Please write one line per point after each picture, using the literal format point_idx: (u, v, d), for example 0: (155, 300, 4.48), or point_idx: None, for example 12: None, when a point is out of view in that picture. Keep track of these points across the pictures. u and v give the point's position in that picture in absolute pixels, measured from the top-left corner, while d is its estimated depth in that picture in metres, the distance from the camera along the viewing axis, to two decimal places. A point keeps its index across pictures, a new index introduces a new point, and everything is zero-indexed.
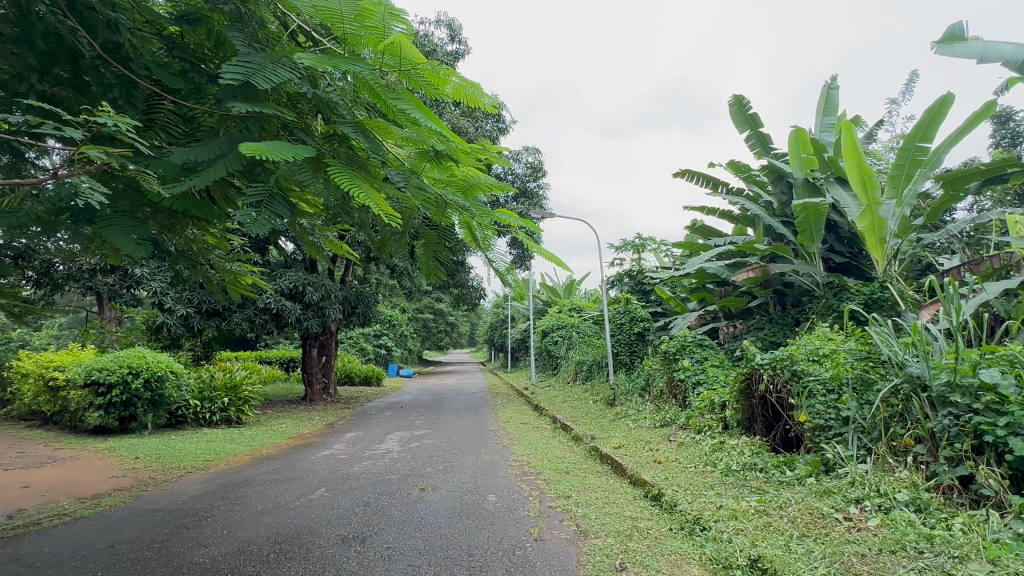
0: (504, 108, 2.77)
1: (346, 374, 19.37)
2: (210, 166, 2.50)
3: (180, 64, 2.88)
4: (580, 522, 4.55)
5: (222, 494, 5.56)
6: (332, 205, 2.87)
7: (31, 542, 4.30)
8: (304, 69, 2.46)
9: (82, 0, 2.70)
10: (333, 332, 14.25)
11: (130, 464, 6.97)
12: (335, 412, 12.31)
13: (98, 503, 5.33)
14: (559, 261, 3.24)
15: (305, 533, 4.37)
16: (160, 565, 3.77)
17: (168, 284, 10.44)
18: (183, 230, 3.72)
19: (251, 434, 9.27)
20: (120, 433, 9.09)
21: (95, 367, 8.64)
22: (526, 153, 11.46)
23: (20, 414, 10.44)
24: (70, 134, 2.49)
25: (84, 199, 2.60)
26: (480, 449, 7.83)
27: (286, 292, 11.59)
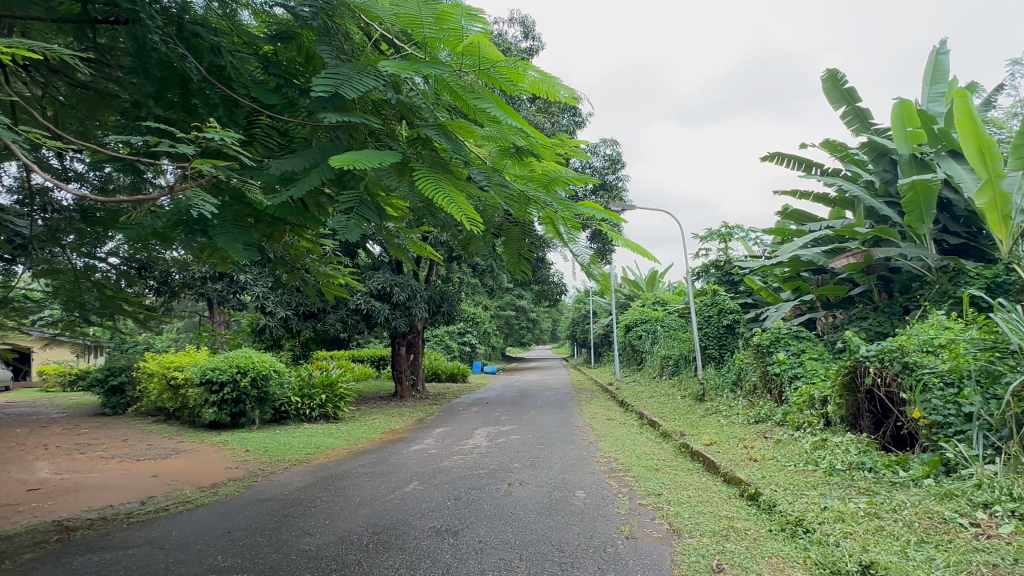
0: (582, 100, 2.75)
1: (433, 371, 19.98)
2: (306, 175, 2.64)
3: (276, 81, 3.09)
4: (672, 520, 4.43)
5: (323, 486, 5.88)
6: (420, 208, 2.94)
7: (162, 526, 4.74)
8: (387, 76, 2.55)
9: (189, 28, 2.99)
10: (420, 331, 14.71)
11: (242, 456, 7.53)
12: (424, 408, 12.69)
13: (216, 492, 5.80)
14: (645, 251, 3.20)
15: (401, 524, 4.54)
16: (271, 550, 4.05)
17: (269, 288, 11.21)
18: (282, 237, 3.95)
19: (347, 429, 9.73)
20: (232, 427, 9.83)
21: (209, 367, 9.41)
22: (604, 145, 11.29)
23: (148, 410, 11.54)
24: (182, 150, 2.69)
25: (197, 210, 2.83)
26: (566, 444, 7.82)
27: (376, 293, 12.09)
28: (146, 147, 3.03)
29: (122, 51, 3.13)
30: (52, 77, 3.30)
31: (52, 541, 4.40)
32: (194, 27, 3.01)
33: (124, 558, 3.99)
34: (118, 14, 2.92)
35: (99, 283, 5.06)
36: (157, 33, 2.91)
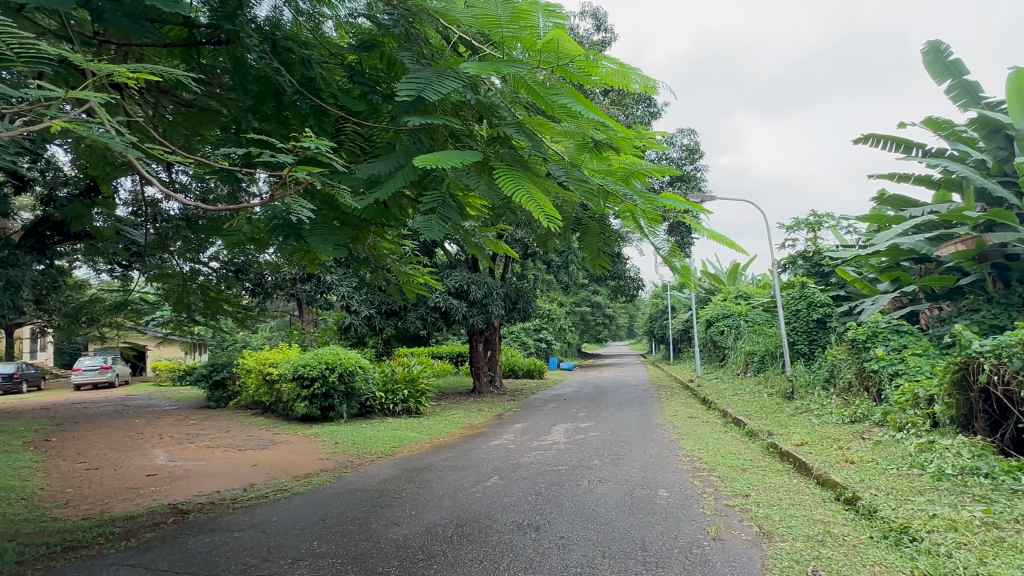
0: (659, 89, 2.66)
1: (510, 367, 20.19)
2: (391, 178, 2.74)
3: (360, 89, 3.23)
4: (762, 523, 4.26)
5: (408, 478, 6.09)
6: (500, 207, 2.99)
7: (263, 511, 5.07)
8: (466, 77, 2.60)
9: (282, 43, 3.18)
10: (497, 327, 14.90)
11: (332, 448, 7.93)
12: (502, 404, 12.84)
13: (310, 482, 6.14)
14: (730, 241, 3.10)
15: (484, 517, 4.63)
16: (362, 538, 4.24)
17: (354, 288, 11.72)
18: (367, 238, 4.12)
19: (429, 423, 10.02)
20: (322, 420, 10.35)
21: (301, 363, 9.97)
22: (681, 135, 10.97)
23: (247, 403, 12.37)
24: (282, 159, 2.77)
25: (296, 215, 3.03)
26: (647, 443, 7.68)
27: (453, 291, 12.35)
28: (247, 158, 3.25)
29: (222, 68, 3.37)
30: (161, 97, 3.60)
31: (169, 522, 4.81)
32: (287, 42, 3.21)
33: (231, 540, 4.31)
34: (219, 35, 3.16)
35: (204, 286, 5.47)
36: (254, 50, 3.14)
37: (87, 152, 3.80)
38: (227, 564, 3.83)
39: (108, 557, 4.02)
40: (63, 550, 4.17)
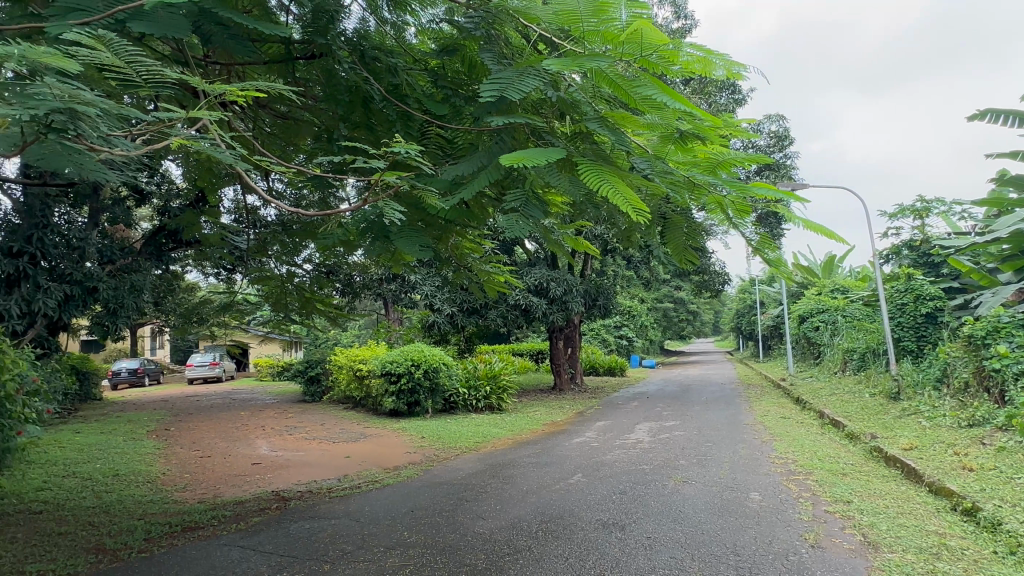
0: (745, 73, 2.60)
1: (591, 364, 20.03)
2: (474, 178, 2.82)
3: (443, 92, 3.36)
4: (866, 532, 3.99)
5: (492, 473, 6.19)
6: (584, 203, 2.97)
7: (357, 501, 5.32)
8: (547, 74, 2.63)
9: (370, 52, 3.33)
10: (577, 324, 14.83)
11: (419, 442, 8.19)
12: (583, 401, 12.77)
13: (399, 474, 6.38)
14: (830, 230, 2.93)
15: (568, 515, 4.62)
16: (450, 530, 4.35)
17: (437, 287, 12.04)
18: (451, 238, 4.22)
19: (511, 420, 10.13)
20: (409, 415, 10.72)
21: (388, 360, 10.38)
22: (769, 122, 10.45)
23: (339, 398, 13.02)
24: (374, 165, 2.86)
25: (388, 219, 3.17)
26: (736, 443, 7.39)
27: (533, 289, 12.42)
28: (339, 165, 3.42)
29: (316, 80, 3.56)
30: (259, 111, 3.81)
31: (273, 508, 5.15)
32: (373, 51, 3.35)
33: (329, 527, 4.55)
34: (312, 49, 3.34)
35: (300, 287, 5.81)
36: (345, 62, 3.30)
37: (197, 165, 4.12)
38: (325, 549, 4.05)
39: (222, 538, 4.36)
40: (183, 530, 4.57)
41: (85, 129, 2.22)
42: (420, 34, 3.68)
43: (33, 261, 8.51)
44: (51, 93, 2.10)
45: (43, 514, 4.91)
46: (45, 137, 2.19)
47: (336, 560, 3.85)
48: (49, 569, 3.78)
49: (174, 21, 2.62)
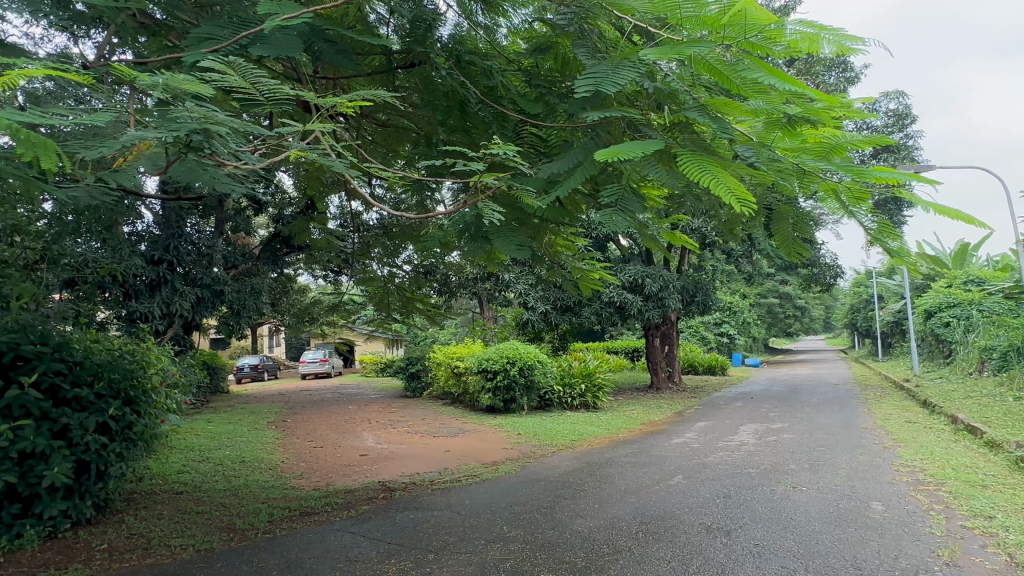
0: (856, 47, 2.44)
1: (690, 363, 19.36)
2: (570, 175, 2.85)
3: (537, 91, 3.39)
4: (1013, 552, 3.57)
5: (589, 472, 6.15)
6: (685, 196, 2.88)
7: (458, 494, 5.48)
8: (642, 65, 2.63)
9: (466, 57, 3.47)
10: (674, 321, 14.39)
11: (516, 438, 8.29)
12: (682, 401, 12.37)
13: (497, 469, 6.51)
14: (963, 214, 2.66)
15: (670, 517, 4.50)
16: (548, 527, 4.37)
17: (531, 285, 12.12)
18: (545, 237, 4.24)
19: (607, 418, 10.01)
20: (506, 412, 10.88)
21: (484, 358, 10.71)
22: (886, 99, 9.59)
23: (438, 394, 13.45)
24: (473, 167, 2.93)
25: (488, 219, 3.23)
26: (853, 448, 6.86)
27: (628, 285, 12.20)
28: (439, 169, 3.56)
29: (416, 88, 3.71)
30: (362, 120, 4.02)
31: (380, 498, 5.43)
32: (469, 55, 3.49)
33: (431, 518, 4.71)
34: (412, 57, 3.49)
35: (400, 287, 6.07)
36: (444, 68, 3.46)
37: (307, 175, 4.41)
38: (429, 539, 4.20)
39: (335, 523, 4.64)
40: (301, 514, 4.93)
41: (218, 147, 2.43)
42: (513, 35, 3.74)
43: (170, 268, 9.50)
44: (190, 115, 2.32)
45: (182, 494, 5.47)
46: (185, 155, 2.48)
47: (440, 550, 3.98)
48: (190, 543, 4.20)
49: (289, 41, 2.83)
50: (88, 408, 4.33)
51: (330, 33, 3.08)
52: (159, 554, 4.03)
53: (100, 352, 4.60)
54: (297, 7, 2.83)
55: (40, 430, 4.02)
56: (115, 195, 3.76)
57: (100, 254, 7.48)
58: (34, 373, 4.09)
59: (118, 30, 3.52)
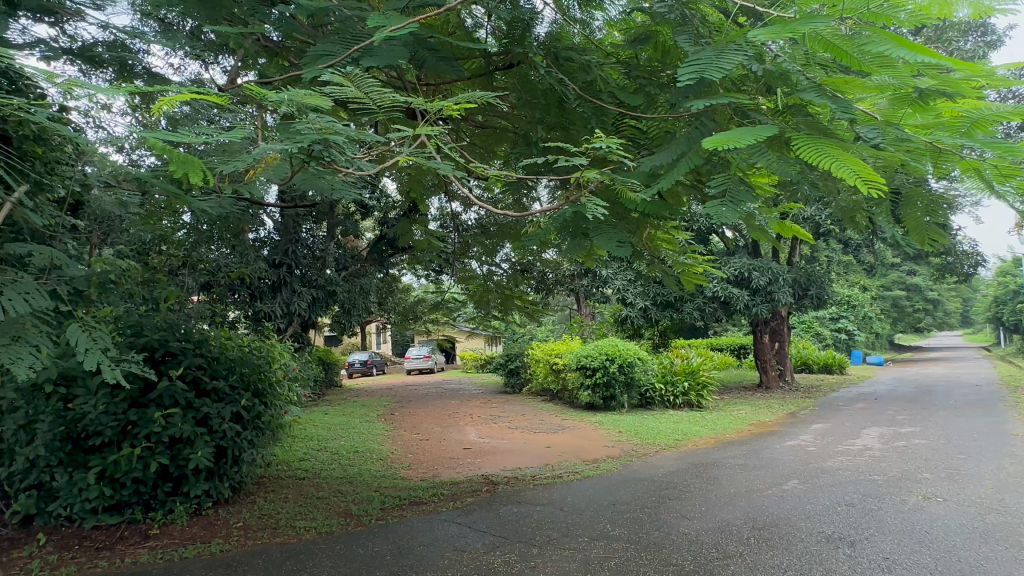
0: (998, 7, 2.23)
1: (803, 361, 18.16)
2: (673, 167, 2.78)
3: (636, 82, 3.38)
4: None
5: (695, 473, 5.95)
6: (801, 184, 2.71)
7: (559, 490, 5.50)
8: (752, 47, 2.52)
9: (564, 53, 3.47)
10: (784, 317, 13.57)
11: (617, 436, 8.18)
12: (795, 401, 11.63)
13: (599, 466, 6.46)
14: None
15: (785, 523, 4.26)
16: (653, 528, 4.28)
17: (629, 280, 11.92)
18: (645, 231, 4.12)
19: (713, 418, 9.62)
20: (606, 410, 10.76)
21: (583, 355, 10.64)
22: None
23: (537, 391, 13.56)
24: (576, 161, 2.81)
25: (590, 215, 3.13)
26: (1000, 457, 6.14)
27: (733, 279, 11.66)
28: (542, 166, 3.62)
29: (514, 89, 3.77)
30: (462, 123, 4.14)
31: (484, 491, 5.57)
32: (567, 51, 3.47)
33: (534, 513, 4.76)
34: (510, 58, 3.55)
35: (499, 285, 6.16)
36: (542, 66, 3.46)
37: (410, 178, 4.59)
38: (534, 533, 4.25)
39: (443, 513, 4.83)
40: (410, 503, 5.17)
41: (335, 155, 2.59)
42: (609, 27, 3.73)
43: (290, 270, 10.28)
44: (310, 127, 2.49)
45: (305, 480, 5.92)
46: (308, 165, 2.66)
47: (544, 545, 4.02)
48: (312, 526, 4.54)
49: (395, 51, 2.97)
50: (224, 400, 4.79)
51: (433, 41, 3.21)
52: (286, 534, 4.38)
53: (233, 348, 5.06)
54: (402, 18, 3.01)
55: (186, 418, 4.50)
56: (243, 204, 4.13)
57: (231, 259, 8.24)
58: (180, 367, 4.58)
59: (248, 54, 3.88)
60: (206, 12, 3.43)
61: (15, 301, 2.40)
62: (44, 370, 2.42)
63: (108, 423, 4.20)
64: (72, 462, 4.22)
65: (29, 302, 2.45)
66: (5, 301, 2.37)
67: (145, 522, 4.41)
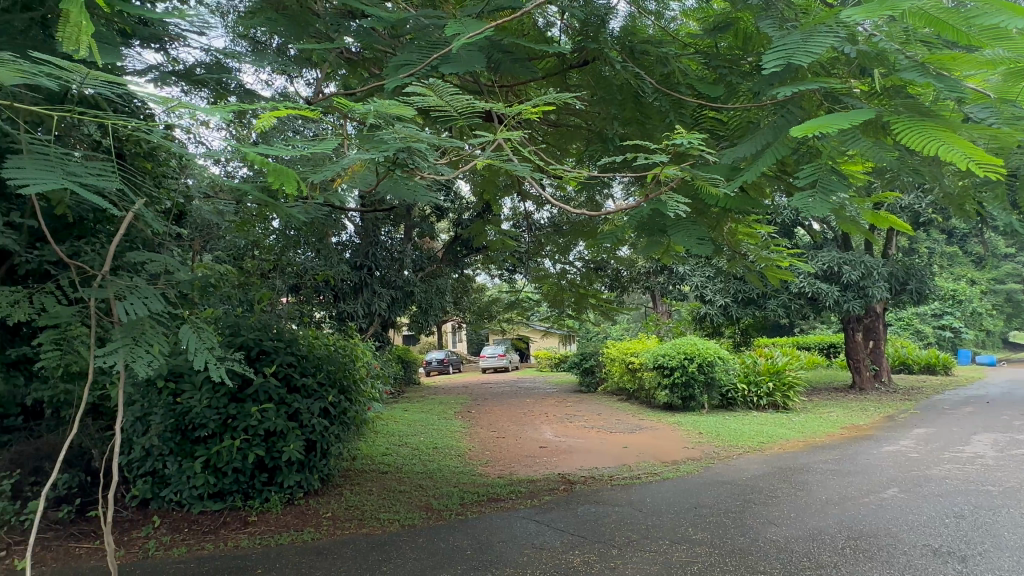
0: None
1: (901, 361, 16.91)
2: (758, 158, 2.67)
3: (716, 72, 3.34)
4: None
5: (782, 477, 5.69)
6: (900, 170, 2.52)
7: (638, 491, 5.41)
8: (842, 29, 2.44)
9: (640, 47, 3.45)
10: (880, 313, 12.69)
11: (697, 438, 7.94)
12: (892, 403, 10.85)
13: (679, 468, 6.31)
14: None
15: (884, 534, 3.99)
16: (738, 533, 4.13)
17: (708, 277, 11.57)
18: (725, 225, 3.96)
19: (801, 420, 9.14)
20: (685, 410, 10.47)
21: (661, 354, 10.45)
22: None
23: (613, 390, 13.39)
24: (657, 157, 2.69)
25: (671, 212, 3.02)
26: None
27: (821, 274, 11.06)
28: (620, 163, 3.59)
29: (588, 85, 3.74)
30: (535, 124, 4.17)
31: (561, 489, 5.57)
32: (642, 45, 3.45)
33: (612, 514, 4.71)
34: (585, 55, 3.55)
35: (573, 283, 6.12)
36: (617, 60, 3.43)
37: (483, 179, 4.65)
38: (613, 534, 4.21)
39: (520, 511, 4.87)
40: (488, 500, 5.24)
41: (418, 161, 2.68)
42: (684, 16, 3.68)
43: (370, 272, 10.70)
44: (395, 136, 2.58)
45: (388, 474, 6.15)
46: (393, 172, 2.76)
47: (623, 546, 3.97)
48: (395, 518, 4.71)
49: (473, 56, 3.05)
50: (313, 396, 5.04)
51: (507, 42, 3.25)
52: (371, 525, 4.56)
53: (320, 347, 5.32)
54: (478, 23, 3.04)
55: (279, 413, 4.77)
56: (327, 209, 4.33)
57: (316, 262, 8.68)
58: (273, 364, 4.87)
59: (334, 66, 4.10)
60: (291, 30, 3.64)
61: (135, 303, 2.64)
62: (160, 366, 2.63)
63: (212, 416, 4.54)
64: (181, 451, 4.59)
65: (147, 304, 2.69)
66: (127, 305, 2.61)
67: (244, 509, 4.72)
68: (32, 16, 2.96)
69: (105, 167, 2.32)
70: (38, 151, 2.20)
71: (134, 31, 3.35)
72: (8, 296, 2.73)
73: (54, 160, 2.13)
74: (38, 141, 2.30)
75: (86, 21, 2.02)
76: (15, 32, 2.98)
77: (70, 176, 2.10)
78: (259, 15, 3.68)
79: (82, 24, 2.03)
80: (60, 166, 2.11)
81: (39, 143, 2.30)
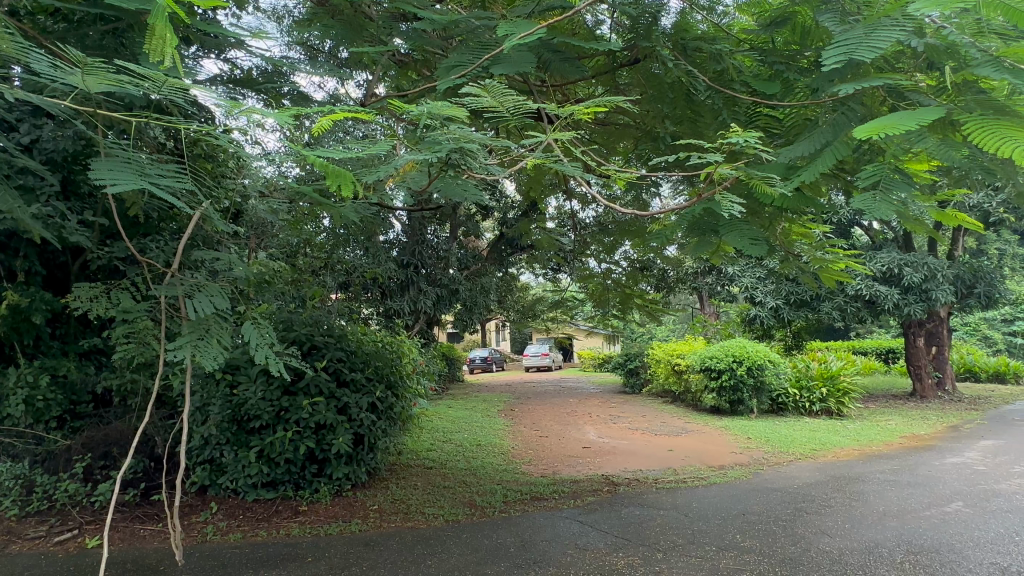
0: None
1: (967, 368, 16.04)
2: (817, 158, 2.60)
3: (771, 67, 3.26)
4: None
5: (837, 486, 5.49)
6: (969, 169, 2.38)
7: (684, 496, 5.32)
8: (910, 22, 2.33)
9: (692, 44, 3.42)
10: (944, 318, 12.02)
11: (747, 443, 7.73)
12: (956, 413, 10.31)
13: (726, 473, 6.17)
14: None
15: (945, 549, 3.82)
16: (789, 542, 4.01)
17: (759, 278, 11.31)
18: (779, 225, 3.85)
19: (856, 428, 8.80)
20: (733, 415, 10.23)
21: (708, 356, 10.31)
22: None
23: (658, 391, 13.17)
24: (713, 158, 2.57)
25: (725, 212, 2.94)
26: None
27: (880, 276, 10.62)
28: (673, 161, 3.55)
29: (638, 84, 3.72)
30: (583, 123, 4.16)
31: (605, 490, 5.54)
32: (695, 42, 3.42)
33: (658, 517, 4.65)
34: (636, 53, 3.54)
35: (618, 283, 6.01)
36: (670, 57, 3.41)
37: (530, 178, 4.65)
38: (658, 538, 4.15)
39: (564, 511, 4.86)
40: (531, 499, 5.24)
41: (470, 162, 2.71)
42: (738, 11, 3.57)
43: (416, 269, 10.86)
44: (448, 137, 2.61)
45: (432, 469, 6.24)
46: (446, 172, 2.80)
47: (668, 550, 3.92)
48: (440, 513, 4.77)
49: (523, 57, 3.07)
50: (362, 390, 5.15)
51: (557, 42, 3.26)
52: (416, 519, 4.64)
53: (368, 343, 5.42)
54: (529, 24, 3.04)
55: (329, 406, 4.90)
56: (376, 208, 4.41)
57: (365, 260, 8.87)
58: (323, 359, 5.01)
59: (385, 66, 4.20)
60: (346, 34, 3.76)
61: (202, 300, 2.78)
62: (222, 359, 2.75)
63: (266, 408, 4.71)
64: (237, 441, 4.78)
65: (212, 300, 2.82)
66: (195, 302, 2.74)
67: (295, 498, 4.88)
68: (108, 28, 3.14)
69: (177, 170, 2.43)
70: (118, 155, 2.33)
71: (199, 41, 3.46)
72: (87, 290, 2.90)
73: (133, 164, 2.25)
74: (118, 143, 2.43)
75: (171, 35, 2.09)
76: (92, 43, 3.18)
77: (145, 178, 2.21)
78: (315, 20, 3.83)
79: (167, 37, 2.09)
80: (138, 169, 2.23)
81: (117, 146, 2.43)
